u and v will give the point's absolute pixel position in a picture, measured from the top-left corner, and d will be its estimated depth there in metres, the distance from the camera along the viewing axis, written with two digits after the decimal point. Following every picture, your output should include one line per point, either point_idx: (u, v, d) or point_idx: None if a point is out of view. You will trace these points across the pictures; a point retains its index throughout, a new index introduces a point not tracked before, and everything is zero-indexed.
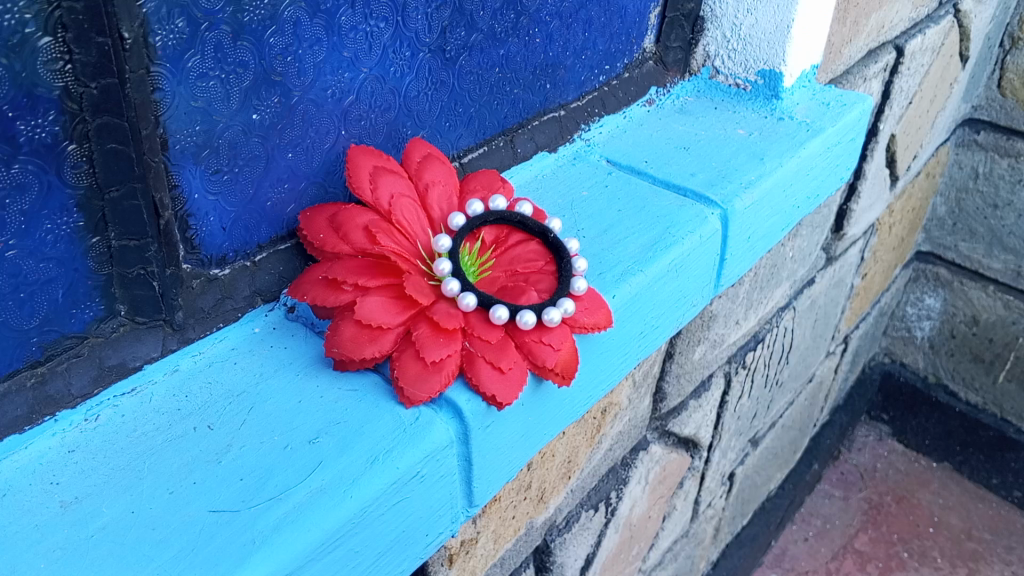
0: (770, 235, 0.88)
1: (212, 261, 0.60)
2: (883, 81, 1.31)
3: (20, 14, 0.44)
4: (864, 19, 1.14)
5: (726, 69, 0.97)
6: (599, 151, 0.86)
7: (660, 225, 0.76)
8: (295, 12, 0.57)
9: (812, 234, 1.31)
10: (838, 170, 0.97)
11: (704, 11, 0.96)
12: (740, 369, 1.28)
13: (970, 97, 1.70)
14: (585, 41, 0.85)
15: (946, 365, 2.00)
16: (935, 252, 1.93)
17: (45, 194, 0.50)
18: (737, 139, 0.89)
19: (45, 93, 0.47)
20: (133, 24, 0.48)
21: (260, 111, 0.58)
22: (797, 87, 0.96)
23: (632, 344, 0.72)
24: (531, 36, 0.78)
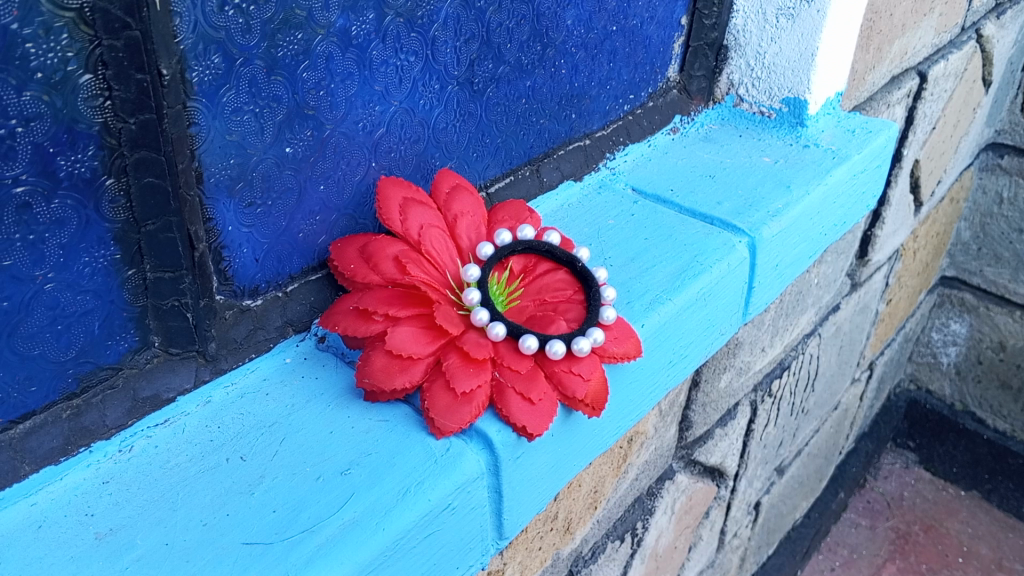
0: (798, 263, 0.88)
1: (244, 292, 0.61)
2: (906, 107, 1.31)
3: (63, 53, 0.45)
4: (889, 45, 1.15)
5: (750, 97, 0.97)
6: (624, 179, 0.87)
7: (688, 253, 0.76)
8: (328, 47, 0.58)
9: (837, 261, 1.31)
10: (865, 198, 0.97)
11: (727, 40, 0.95)
12: (766, 398, 1.28)
13: (992, 121, 1.71)
14: (610, 71, 0.85)
15: (973, 391, 1.98)
16: (960, 277, 1.92)
17: (84, 228, 0.50)
18: (763, 166, 0.89)
19: (85, 129, 0.48)
20: (171, 61, 0.49)
21: (293, 145, 0.59)
22: (822, 114, 0.96)
23: (660, 373, 0.72)
24: (558, 67, 0.78)
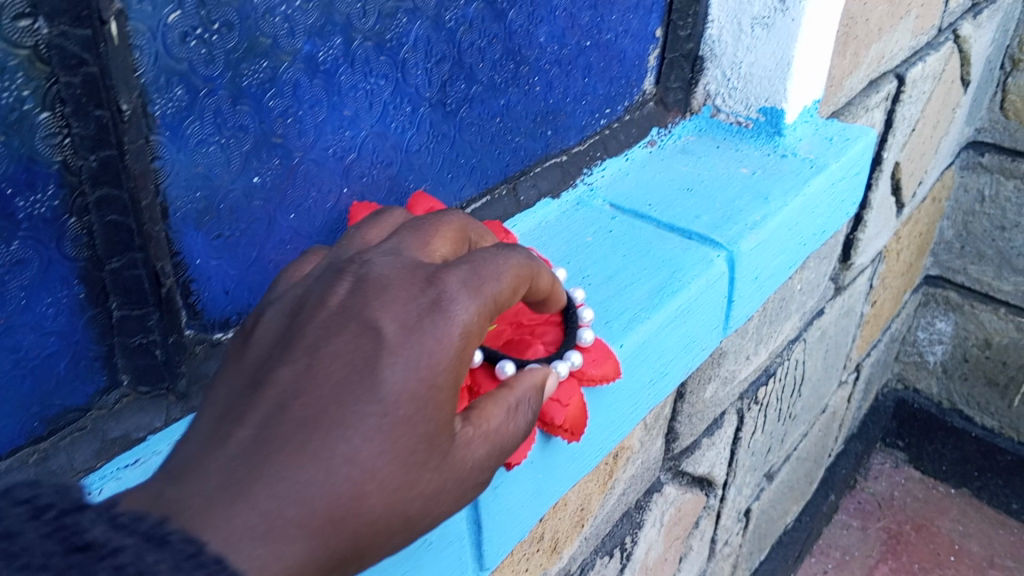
0: (778, 274, 0.87)
1: (214, 325, 0.60)
2: (884, 111, 1.31)
3: (18, 91, 0.44)
4: (865, 50, 1.15)
5: (727, 107, 0.97)
6: (602, 195, 0.86)
7: (666, 270, 0.75)
8: (295, 74, 0.57)
9: (819, 266, 1.31)
10: (844, 206, 0.97)
11: (704, 50, 0.95)
12: (753, 405, 1.27)
13: (972, 120, 1.71)
14: (585, 86, 0.84)
15: (960, 389, 1.98)
16: (944, 276, 1.93)
17: (46, 269, 0.49)
18: (741, 178, 0.89)
19: (43, 168, 0.47)
20: (132, 96, 0.48)
21: (261, 174, 0.58)
22: (800, 123, 0.95)
23: (641, 393, 0.71)
24: (532, 84, 0.77)
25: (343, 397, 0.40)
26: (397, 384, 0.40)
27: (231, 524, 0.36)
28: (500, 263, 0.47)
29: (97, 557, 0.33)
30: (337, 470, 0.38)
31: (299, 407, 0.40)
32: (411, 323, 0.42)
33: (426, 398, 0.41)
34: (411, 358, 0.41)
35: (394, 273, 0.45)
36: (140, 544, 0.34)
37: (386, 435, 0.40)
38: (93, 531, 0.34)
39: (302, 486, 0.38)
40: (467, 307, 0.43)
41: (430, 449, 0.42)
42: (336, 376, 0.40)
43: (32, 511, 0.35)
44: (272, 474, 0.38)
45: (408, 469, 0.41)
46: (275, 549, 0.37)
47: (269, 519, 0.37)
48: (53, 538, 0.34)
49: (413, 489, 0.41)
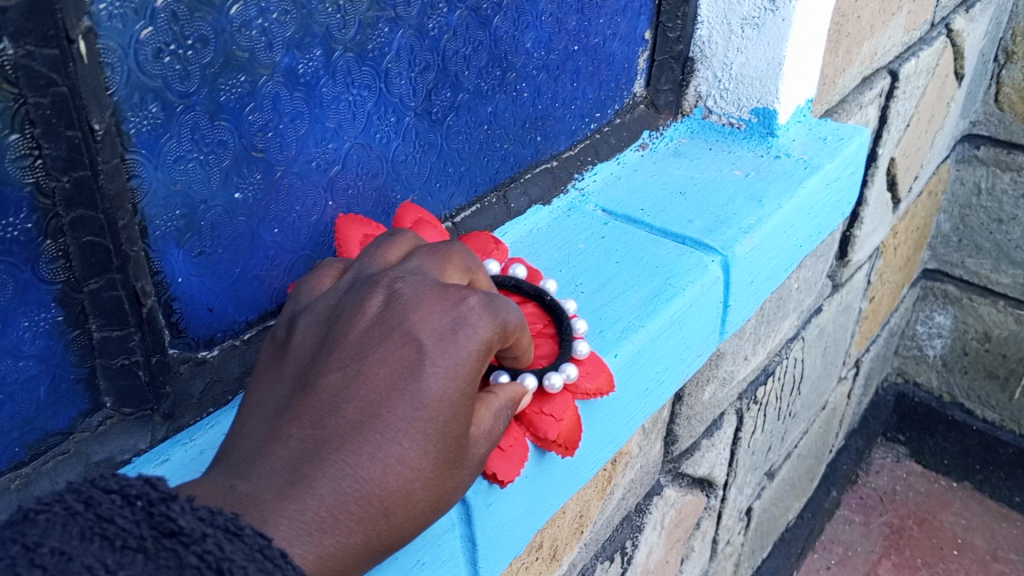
0: (774, 276, 0.86)
1: (200, 343, 0.59)
2: (879, 107, 1.30)
3: None
4: (858, 47, 1.13)
5: (719, 109, 0.96)
6: (594, 200, 0.85)
7: (660, 276, 0.74)
8: (275, 87, 0.56)
9: (816, 264, 1.29)
10: (840, 206, 0.96)
11: (694, 52, 0.94)
12: (752, 405, 1.26)
13: (967, 113, 1.70)
14: (573, 91, 0.83)
15: (960, 383, 1.97)
16: (942, 270, 1.92)
17: (21, 292, 0.48)
18: (734, 180, 0.88)
19: (14, 191, 0.46)
20: (104, 115, 0.47)
21: (243, 190, 0.57)
22: (793, 123, 0.94)
23: (637, 402, 0.70)
24: (519, 90, 0.76)
25: (391, 399, 0.42)
26: (441, 389, 0.43)
27: (298, 515, 0.39)
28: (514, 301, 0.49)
29: (184, 547, 0.36)
30: (387, 469, 0.41)
31: (351, 410, 0.42)
32: (447, 333, 0.44)
33: (464, 404, 0.44)
34: (450, 366, 0.43)
35: (427, 287, 0.47)
36: (221, 534, 0.36)
37: (430, 434, 0.42)
38: (183, 520, 0.36)
39: (359, 483, 0.41)
40: (491, 322, 0.46)
41: (463, 446, 0.44)
42: (383, 380, 0.43)
43: (124, 499, 0.36)
44: (332, 469, 0.40)
45: (447, 466, 0.43)
46: (335, 536, 0.40)
47: (330, 512, 0.40)
48: (146, 529, 0.36)
49: (451, 482, 0.44)
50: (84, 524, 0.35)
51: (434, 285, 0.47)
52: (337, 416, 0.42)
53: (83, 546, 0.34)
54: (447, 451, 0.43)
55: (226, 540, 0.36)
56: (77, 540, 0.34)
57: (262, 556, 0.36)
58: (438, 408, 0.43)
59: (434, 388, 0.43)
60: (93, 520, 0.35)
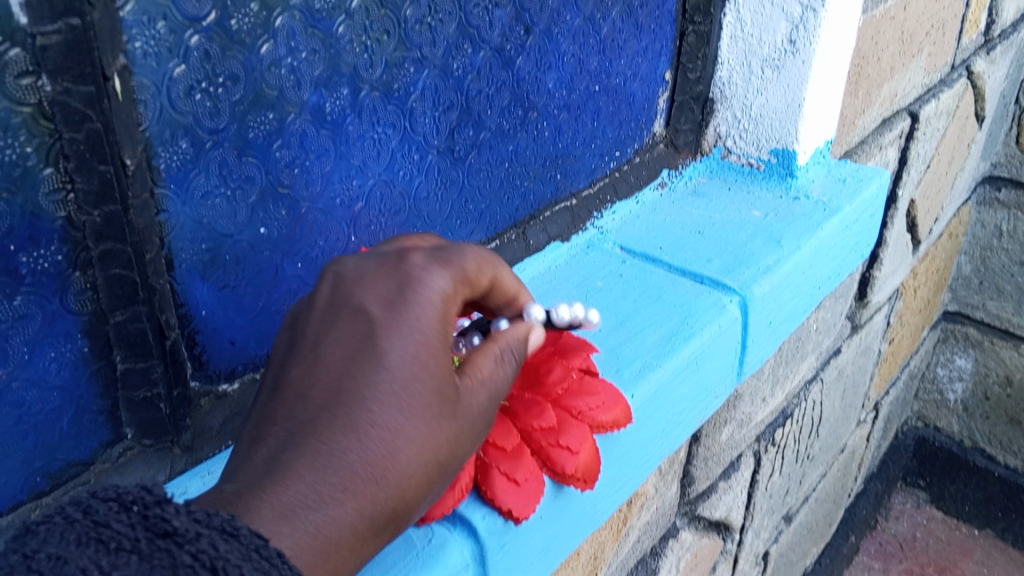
0: (793, 318, 0.86)
1: (220, 376, 0.59)
2: (898, 148, 1.31)
3: (21, 148, 0.44)
4: (877, 89, 1.14)
5: (738, 149, 0.96)
6: (612, 238, 0.85)
7: (678, 316, 0.74)
8: (302, 124, 0.57)
9: (835, 305, 1.29)
10: (858, 248, 0.95)
11: (713, 93, 0.94)
12: (770, 447, 1.25)
13: (987, 155, 1.70)
14: (594, 130, 0.83)
15: (982, 428, 1.95)
16: (963, 312, 1.90)
17: (50, 323, 0.49)
18: (753, 221, 0.88)
19: (46, 223, 0.46)
20: (136, 150, 0.48)
21: (267, 225, 0.57)
22: (812, 164, 0.95)
23: (654, 443, 0.70)
24: (541, 129, 0.77)
25: (356, 370, 0.42)
26: (407, 350, 0.43)
27: (293, 497, 0.38)
28: (469, 250, 0.50)
29: (178, 546, 0.34)
30: (374, 435, 0.40)
31: (319, 392, 0.42)
32: (395, 299, 0.45)
33: (437, 357, 0.43)
34: (406, 325, 0.44)
35: (368, 263, 0.48)
36: (216, 534, 0.35)
37: (406, 399, 0.42)
38: (177, 521, 0.35)
39: (350, 456, 0.40)
40: (442, 281, 0.46)
41: (449, 399, 0.43)
42: (341, 360, 0.42)
43: (120, 505, 0.36)
44: (319, 446, 0.40)
45: (440, 417, 0.43)
46: (338, 520, 0.39)
47: (322, 498, 0.39)
48: (141, 531, 0.35)
49: (450, 438, 0.43)
50: (81, 531, 0.35)
51: (374, 259, 0.48)
52: (306, 401, 0.41)
53: (78, 551, 0.34)
54: (434, 404, 0.42)
55: (221, 540, 0.35)
56: (72, 546, 0.34)
57: (259, 555, 0.35)
58: (405, 371, 0.42)
59: (395, 353, 0.42)
60: (89, 526, 0.35)
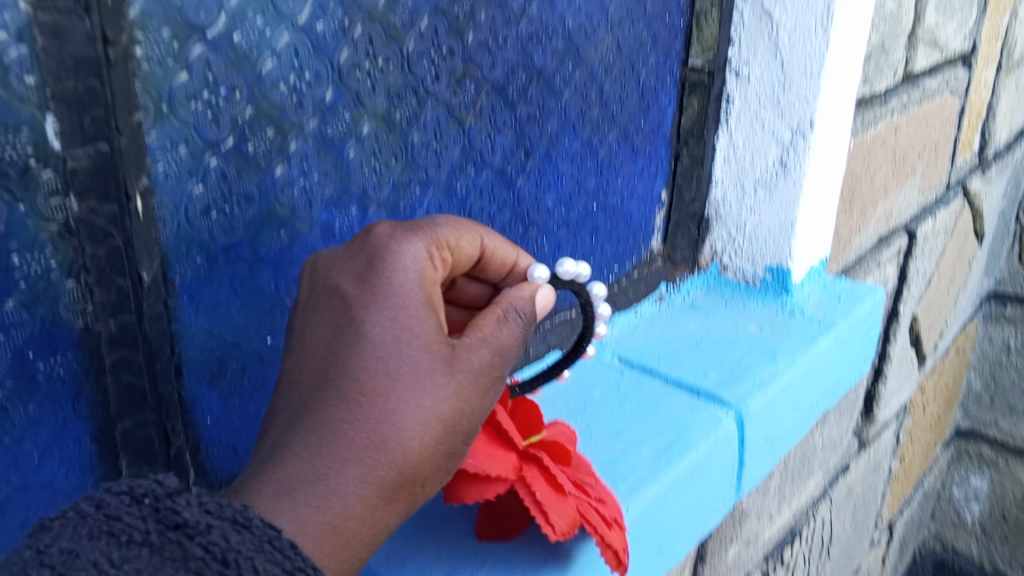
0: (791, 433, 0.87)
1: (223, 483, 0.60)
2: (897, 265, 1.33)
3: (46, 263, 0.47)
4: (873, 209, 1.17)
5: (734, 265, 0.99)
6: (611, 350, 0.87)
7: (675, 429, 0.75)
8: (312, 241, 0.60)
9: (841, 420, 1.29)
10: (854, 364, 0.97)
11: (709, 212, 0.98)
12: (779, 566, 1.23)
13: (989, 272, 1.73)
14: (592, 246, 0.86)
15: (1002, 550, 1.89)
16: (976, 430, 1.87)
17: (61, 428, 0.51)
18: (749, 336, 0.90)
19: (65, 331, 0.49)
20: (152, 265, 0.50)
21: (275, 335, 0.60)
22: (808, 280, 0.97)
23: (651, 558, 0.70)
24: (542, 245, 0.80)
25: (336, 354, 0.48)
26: (378, 330, 0.48)
27: (293, 476, 0.44)
28: (443, 224, 0.55)
29: (190, 538, 0.40)
30: (361, 411, 0.46)
31: (307, 378, 0.48)
32: (369, 277, 0.50)
33: (412, 328, 0.48)
34: (375, 305, 0.49)
35: (343, 249, 0.54)
36: (227, 525, 0.40)
37: (388, 364, 0.47)
38: (187, 513, 0.41)
39: (342, 434, 0.45)
40: (416, 254, 0.52)
41: (437, 359, 0.48)
42: (327, 343, 0.49)
43: (131, 499, 0.41)
44: (310, 428, 0.45)
45: (424, 373, 0.47)
46: (344, 487, 0.44)
47: (325, 469, 0.44)
48: (152, 524, 0.41)
49: (450, 395, 0.48)
50: (94, 524, 0.40)
51: (348, 245, 0.54)
52: (300, 388, 0.47)
53: (92, 544, 0.39)
54: (416, 368, 0.47)
55: (229, 531, 0.40)
56: (87, 538, 0.40)
57: (270, 546, 0.41)
58: (383, 338, 0.48)
59: (373, 326, 0.48)
60: (102, 520, 0.41)
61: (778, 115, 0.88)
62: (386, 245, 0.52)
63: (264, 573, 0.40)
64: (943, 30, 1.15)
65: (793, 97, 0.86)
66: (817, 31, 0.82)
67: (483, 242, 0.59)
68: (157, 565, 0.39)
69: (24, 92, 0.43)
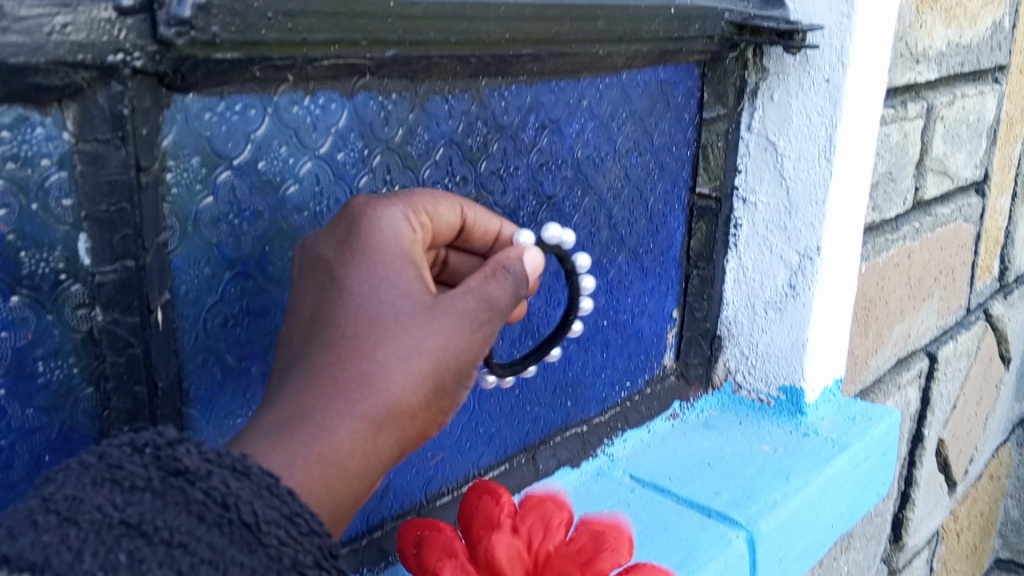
0: (806, 556, 0.85)
1: None
2: (919, 387, 1.33)
3: (68, 369, 0.49)
4: (889, 330, 1.18)
5: (748, 383, 0.99)
6: (622, 466, 0.87)
7: (683, 548, 0.74)
8: None
9: (866, 546, 1.26)
10: (870, 486, 0.96)
11: (722, 330, 0.99)
12: None
13: (1018, 395, 1.71)
14: (603, 361, 0.88)
15: None
16: (1016, 561, 1.80)
17: None
18: (762, 455, 0.90)
19: (81, 435, 0.50)
20: (168, 373, 0.52)
21: None
22: (822, 401, 0.97)
23: None
24: (550, 358, 0.82)
25: (320, 310, 0.48)
26: (359, 282, 0.48)
27: (278, 420, 0.44)
28: (420, 193, 0.56)
29: (190, 483, 0.39)
30: (346, 359, 0.45)
31: (297, 338, 0.48)
32: (349, 240, 0.51)
33: (393, 279, 0.48)
34: (357, 260, 0.49)
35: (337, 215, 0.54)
36: (227, 472, 0.40)
37: (370, 311, 0.47)
38: (188, 460, 0.39)
39: (324, 379, 0.45)
40: (392, 214, 0.52)
41: (419, 302, 0.48)
42: (313, 305, 0.49)
43: (134, 448, 0.40)
44: (296, 378, 0.45)
45: (409, 318, 0.47)
46: (333, 429, 0.44)
47: (313, 410, 0.44)
48: (154, 471, 0.39)
49: (437, 333, 0.47)
50: (96, 472, 0.39)
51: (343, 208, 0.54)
52: (290, 347, 0.48)
53: (94, 491, 0.38)
54: (398, 312, 0.47)
55: (231, 478, 0.39)
56: (90, 485, 0.38)
57: (268, 493, 0.40)
58: (363, 290, 0.48)
59: (352, 279, 0.48)
60: (104, 468, 0.39)
61: (785, 240, 0.90)
62: (362, 208, 0.52)
63: (264, 519, 0.39)
64: (953, 159, 1.18)
65: (800, 223, 0.89)
66: (822, 162, 0.85)
67: (465, 210, 0.60)
68: (160, 510, 0.38)
69: (61, 213, 0.46)
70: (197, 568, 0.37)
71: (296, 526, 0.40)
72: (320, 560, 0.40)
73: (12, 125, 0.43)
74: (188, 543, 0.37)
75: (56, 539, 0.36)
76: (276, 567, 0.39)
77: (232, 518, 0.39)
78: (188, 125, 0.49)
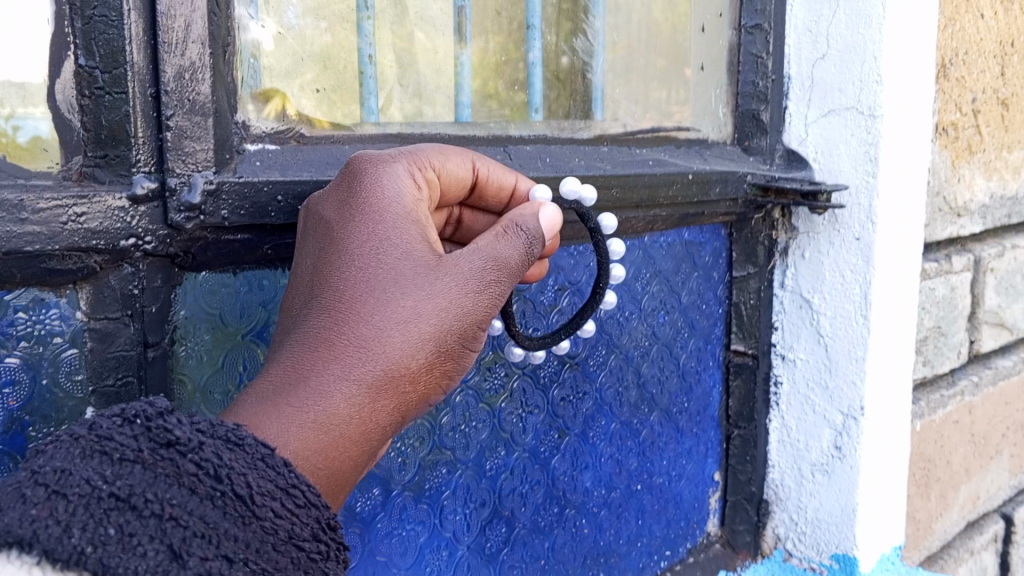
0: None
1: None
2: (996, 552, 1.23)
3: None
4: (953, 491, 1.11)
5: (799, 551, 0.92)
6: None
7: None
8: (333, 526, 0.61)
9: None
10: None
11: (767, 494, 0.94)
12: None
13: None
14: (638, 527, 0.85)
15: None
16: None
17: None
18: None
19: None
20: None
21: None
22: (880, 569, 0.90)
23: None
24: (579, 525, 0.79)
25: (317, 273, 0.46)
26: (358, 243, 0.46)
27: (272, 384, 0.42)
28: (426, 146, 0.53)
29: (181, 455, 0.37)
30: (343, 322, 0.44)
31: (296, 299, 0.46)
32: (350, 199, 0.47)
33: (392, 240, 0.46)
34: (355, 221, 0.46)
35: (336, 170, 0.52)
36: (221, 443, 0.38)
37: (369, 275, 0.45)
38: (179, 430, 0.37)
39: (321, 342, 0.43)
40: (396, 173, 0.49)
41: (421, 263, 0.46)
42: (311, 267, 0.46)
43: (123, 418, 0.37)
44: (292, 342, 0.44)
45: (411, 280, 0.45)
46: (331, 395, 0.42)
47: (310, 374, 0.42)
48: (144, 443, 0.37)
49: (439, 297, 0.45)
50: (85, 444, 0.36)
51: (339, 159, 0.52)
52: (289, 309, 0.46)
53: (83, 463, 0.36)
54: (399, 275, 0.45)
55: (225, 450, 0.38)
56: (78, 458, 0.36)
57: (264, 464, 0.38)
58: (363, 251, 0.45)
59: (352, 240, 0.46)
60: (93, 440, 0.36)
61: (828, 399, 0.87)
62: (362, 165, 0.48)
63: (258, 491, 0.37)
64: (1010, 311, 1.14)
65: (841, 381, 0.85)
66: (859, 319, 0.83)
67: (476, 164, 0.56)
68: (150, 483, 0.36)
69: (70, 388, 0.47)
70: (189, 541, 0.35)
71: (293, 498, 0.38)
72: (319, 533, 0.39)
73: (27, 307, 0.46)
74: (180, 515, 0.36)
75: (45, 513, 0.34)
76: (271, 539, 0.37)
77: (225, 491, 0.37)
78: (200, 301, 0.51)
